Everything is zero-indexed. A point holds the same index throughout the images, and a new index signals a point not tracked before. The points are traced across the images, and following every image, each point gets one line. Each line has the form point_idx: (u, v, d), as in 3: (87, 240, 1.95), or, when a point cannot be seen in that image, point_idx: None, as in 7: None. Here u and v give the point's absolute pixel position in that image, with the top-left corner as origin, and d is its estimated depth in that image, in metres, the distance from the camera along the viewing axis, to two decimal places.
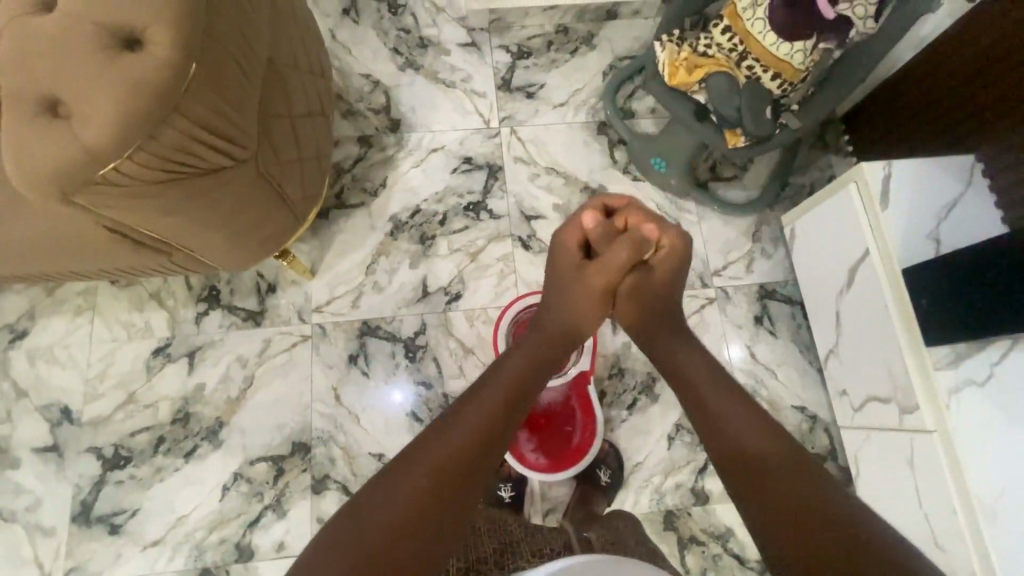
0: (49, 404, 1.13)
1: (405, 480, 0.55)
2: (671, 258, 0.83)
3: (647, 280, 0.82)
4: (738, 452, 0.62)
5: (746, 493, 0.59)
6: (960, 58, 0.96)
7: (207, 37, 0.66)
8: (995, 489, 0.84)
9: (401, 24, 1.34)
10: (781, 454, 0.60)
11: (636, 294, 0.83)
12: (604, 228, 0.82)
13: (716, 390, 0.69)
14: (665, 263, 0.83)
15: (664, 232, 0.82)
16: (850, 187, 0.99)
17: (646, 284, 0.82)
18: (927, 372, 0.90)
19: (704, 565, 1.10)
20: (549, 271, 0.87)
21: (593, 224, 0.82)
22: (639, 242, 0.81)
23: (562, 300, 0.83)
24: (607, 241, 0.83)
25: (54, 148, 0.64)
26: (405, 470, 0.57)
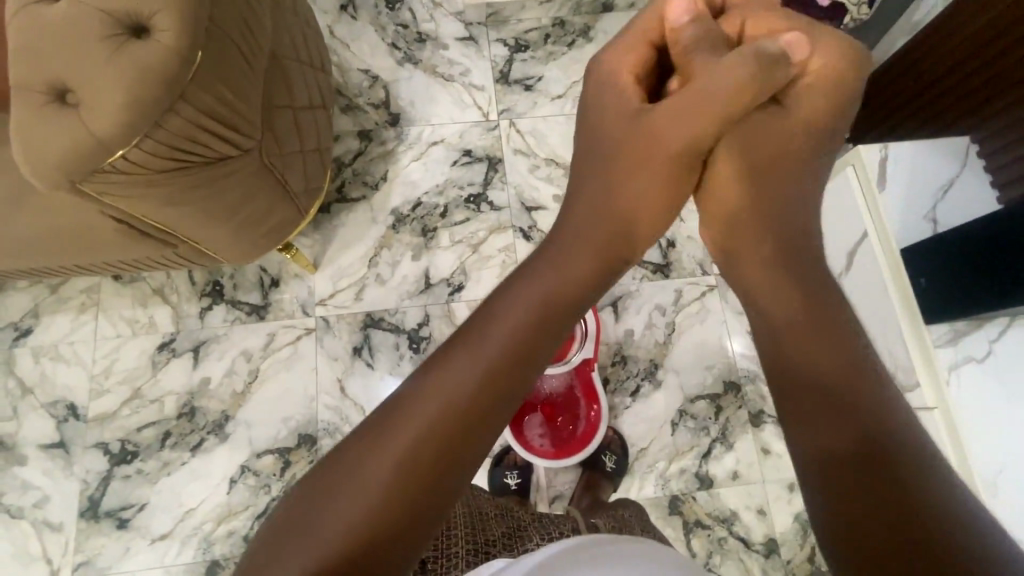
0: (55, 401, 1.14)
1: (391, 440, 0.45)
2: (819, 89, 0.63)
3: (764, 125, 0.63)
4: (819, 422, 0.48)
5: (824, 471, 0.46)
6: (954, 41, 0.96)
7: (211, 25, 0.67)
8: (998, 463, 0.85)
9: (398, 19, 1.35)
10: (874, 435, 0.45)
11: (744, 154, 0.63)
12: (702, 32, 0.63)
13: (807, 329, 0.53)
14: (793, 100, 0.63)
15: (801, 52, 0.61)
16: (848, 170, 1.01)
17: (764, 126, 0.63)
18: (926, 348, 0.92)
19: (709, 548, 1.11)
20: (617, 105, 0.65)
21: (687, 23, 0.64)
22: (774, 53, 0.59)
23: (638, 166, 0.62)
24: (708, 46, 0.63)
25: (62, 135, 0.65)
26: (419, 405, 0.47)
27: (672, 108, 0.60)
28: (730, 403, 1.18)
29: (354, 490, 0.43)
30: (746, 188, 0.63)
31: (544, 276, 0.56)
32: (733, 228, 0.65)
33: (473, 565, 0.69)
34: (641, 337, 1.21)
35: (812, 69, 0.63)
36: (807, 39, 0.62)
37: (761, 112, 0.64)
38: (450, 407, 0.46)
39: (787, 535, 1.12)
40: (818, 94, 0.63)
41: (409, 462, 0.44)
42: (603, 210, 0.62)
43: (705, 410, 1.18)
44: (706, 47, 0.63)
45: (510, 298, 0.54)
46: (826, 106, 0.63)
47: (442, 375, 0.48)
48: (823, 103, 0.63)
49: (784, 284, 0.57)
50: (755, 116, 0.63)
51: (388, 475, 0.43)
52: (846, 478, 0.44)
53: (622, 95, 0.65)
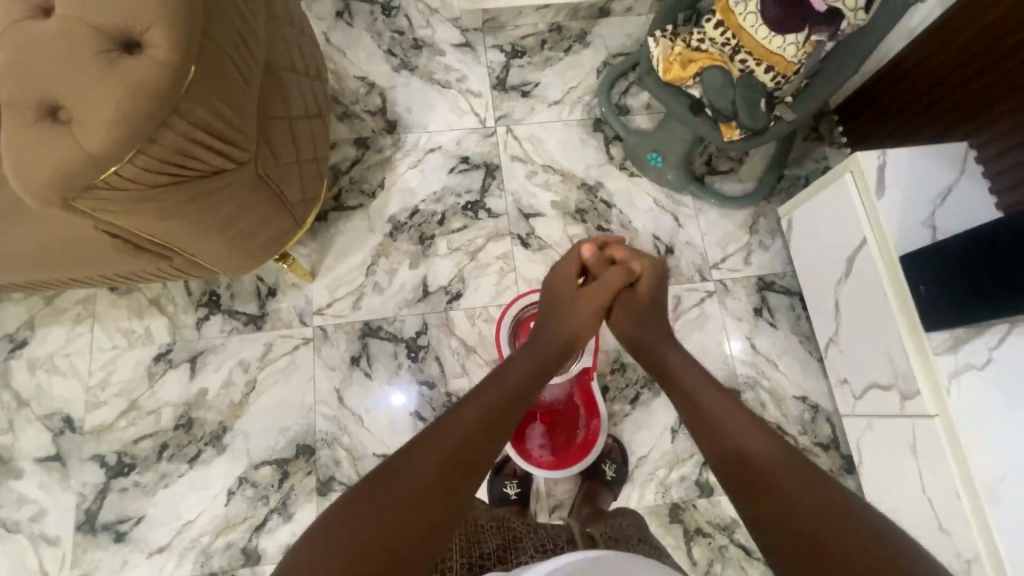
0: (52, 413, 1.13)
1: (413, 466, 0.54)
2: (655, 286, 0.93)
3: (635, 298, 0.91)
4: (736, 458, 0.60)
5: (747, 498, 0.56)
6: (949, 48, 0.98)
7: (203, 39, 0.66)
8: (998, 473, 0.85)
9: (395, 25, 1.35)
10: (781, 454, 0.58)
11: (627, 313, 0.90)
12: (598, 259, 0.94)
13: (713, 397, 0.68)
14: (651, 287, 0.92)
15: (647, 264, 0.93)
16: (847, 177, 1.00)
17: (634, 300, 0.91)
18: (926, 355, 0.91)
19: (710, 557, 1.11)
20: (548, 288, 0.94)
21: (589, 254, 0.94)
22: (626, 273, 0.91)
23: (561, 319, 0.86)
24: (600, 268, 0.94)
25: (54, 151, 0.64)
26: (433, 443, 0.57)
27: (581, 304, 0.89)
28: None
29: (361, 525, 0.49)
30: (636, 327, 0.89)
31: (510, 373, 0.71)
32: (637, 345, 0.87)
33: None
34: None
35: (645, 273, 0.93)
36: (651, 259, 0.94)
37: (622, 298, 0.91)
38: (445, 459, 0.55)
39: None
40: (654, 289, 0.93)
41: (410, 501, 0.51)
42: (542, 341, 0.82)
43: None
44: (598, 263, 0.94)
45: (484, 386, 0.67)
46: (657, 293, 0.93)
47: (432, 436, 0.57)
48: (658, 288, 0.93)
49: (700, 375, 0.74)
50: (622, 304, 0.91)
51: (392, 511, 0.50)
52: (769, 492, 0.54)
53: (546, 287, 0.95)
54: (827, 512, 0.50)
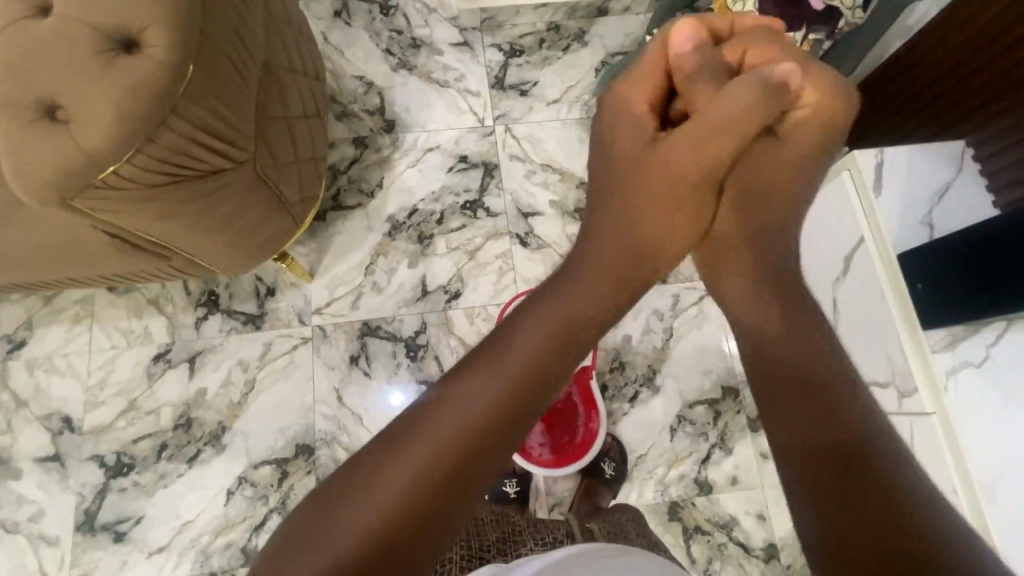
0: (50, 414, 1.13)
1: (411, 450, 0.46)
2: (810, 124, 0.68)
3: (768, 150, 0.68)
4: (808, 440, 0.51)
5: (815, 478, 0.49)
6: (947, 47, 0.96)
7: (202, 39, 0.67)
8: (995, 469, 0.85)
9: (393, 25, 1.35)
10: (861, 436, 0.50)
11: (748, 177, 0.68)
12: (706, 59, 0.69)
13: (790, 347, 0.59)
14: (799, 134, 0.68)
15: (807, 88, 0.67)
16: (845, 175, 1.01)
17: (764, 151, 0.68)
18: (924, 353, 0.91)
19: (709, 555, 1.11)
20: (608, 140, 0.70)
21: (687, 48, 0.68)
22: (770, 83, 0.62)
23: (646, 185, 0.65)
24: (712, 76, 0.68)
25: (53, 151, 0.64)
26: (439, 419, 0.47)
27: (680, 139, 0.64)
28: (728, 408, 1.18)
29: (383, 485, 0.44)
30: (752, 211, 0.68)
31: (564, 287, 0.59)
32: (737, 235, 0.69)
33: (468, 570, 0.68)
34: (638, 343, 1.20)
35: (803, 102, 0.67)
36: (816, 79, 0.67)
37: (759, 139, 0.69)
38: (481, 407, 0.48)
39: (787, 540, 1.12)
40: (805, 132, 0.68)
41: (438, 461, 0.45)
42: (613, 235, 0.64)
43: (704, 416, 1.17)
44: (711, 71, 0.68)
45: (536, 306, 0.56)
46: (817, 140, 0.69)
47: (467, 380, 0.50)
48: (818, 136, 0.69)
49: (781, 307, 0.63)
50: (754, 144, 0.68)
51: (418, 469, 0.45)
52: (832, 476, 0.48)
53: (617, 121, 0.70)
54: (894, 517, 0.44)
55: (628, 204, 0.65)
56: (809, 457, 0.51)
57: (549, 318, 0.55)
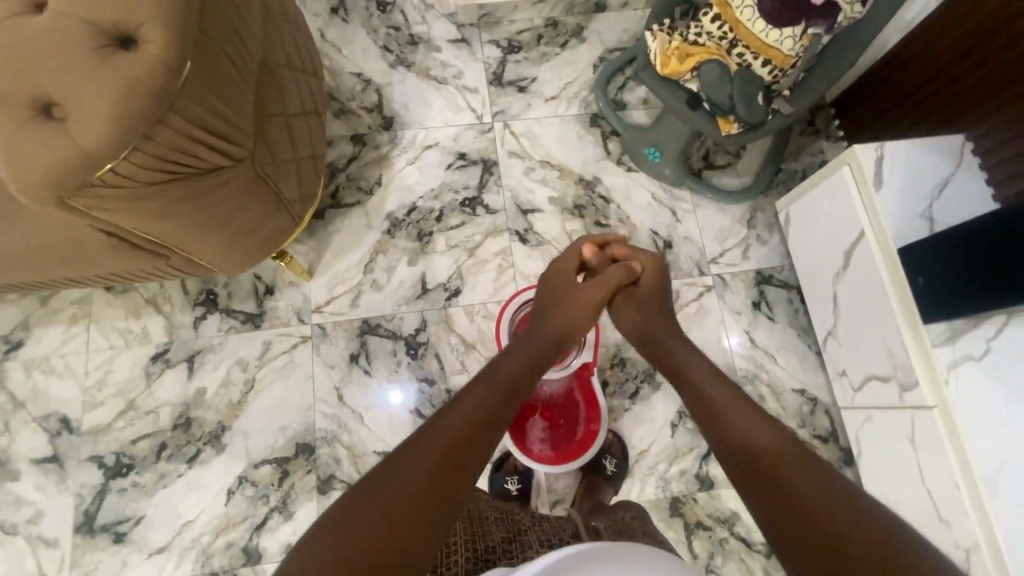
0: (48, 414, 1.12)
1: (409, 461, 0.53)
2: (657, 279, 0.95)
3: (636, 295, 0.92)
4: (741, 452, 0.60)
5: (753, 490, 0.55)
6: (949, 38, 0.97)
7: (200, 35, 0.66)
8: (996, 462, 0.86)
9: (390, 21, 1.34)
10: (789, 446, 0.57)
11: (629, 306, 0.91)
12: (596, 255, 0.97)
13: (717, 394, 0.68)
14: (653, 283, 0.94)
15: (645, 260, 0.95)
16: (844, 170, 0.99)
17: (632, 296, 0.93)
18: (925, 347, 0.91)
19: (711, 550, 1.11)
20: (548, 287, 0.95)
21: (587, 251, 0.97)
22: (628, 265, 0.93)
23: (562, 306, 0.88)
24: (598, 265, 0.97)
25: (48, 149, 0.63)
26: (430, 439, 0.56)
27: (588, 290, 0.90)
28: None
29: (361, 521, 0.48)
30: (641, 318, 0.89)
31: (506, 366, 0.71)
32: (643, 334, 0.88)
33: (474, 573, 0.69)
34: None
35: (644, 266, 0.95)
36: (649, 255, 0.97)
37: (626, 290, 0.93)
38: (444, 448, 0.55)
39: None
40: (656, 282, 0.95)
41: (412, 491, 0.50)
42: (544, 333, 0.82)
43: None
44: (599, 262, 0.97)
45: (481, 381, 0.67)
46: (661, 285, 0.94)
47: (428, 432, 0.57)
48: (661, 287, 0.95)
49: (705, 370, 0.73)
50: (627, 294, 0.92)
51: (402, 490, 0.51)
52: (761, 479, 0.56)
53: (546, 281, 0.96)
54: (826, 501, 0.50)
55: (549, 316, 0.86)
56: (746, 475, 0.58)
57: (494, 388, 0.65)
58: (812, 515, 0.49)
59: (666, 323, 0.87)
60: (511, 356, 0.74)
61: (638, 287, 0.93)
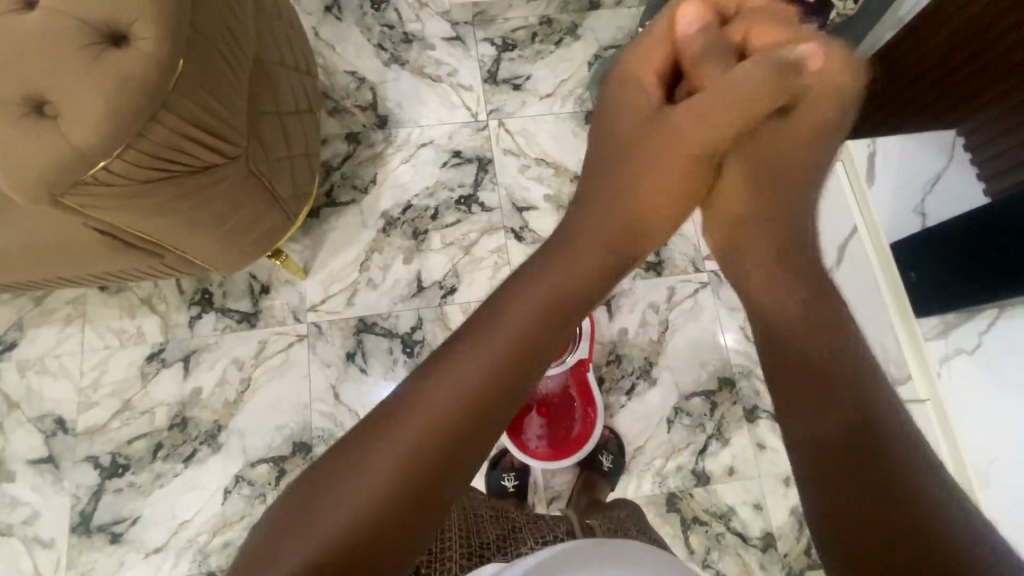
0: (43, 415, 1.12)
1: (388, 441, 0.48)
2: (824, 104, 0.66)
3: (773, 135, 0.68)
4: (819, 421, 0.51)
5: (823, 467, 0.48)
6: (936, 35, 0.98)
7: (192, 33, 0.66)
8: (988, 455, 0.86)
9: (384, 20, 1.34)
10: (860, 426, 0.49)
11: (743, 169, 0.70)
12: (710, 41, 0.69)
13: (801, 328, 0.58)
14: (811, 120, 0.67)
15: (823, 58, 0.64)
16: (838, 170, 1.05)
17: (771, 137, 0.68)
18: (916, 341, 0.93)
19: (707, 545, 1.12)
20: (615, 103, 0.73)
21: (692, 32, 0.70)
22: (789, 67, 0.62)
23: (659, 165, 0.68)
24: (710, 55, 0.69)
25: (41, 148, 0.63)
26: (413, 412, 0.49)
27: (682, 126, 0.67)
28: (725, 399, 1.18)
29: (367, 479, 0.46)
30: (750, 188, 0.71)
31: (563, 271, 0.60)
32: (741, 216, 0.72)
33: (467, 569, 0.69)
34: (635, 336, 1.21)
35: (816, 88, 0.65)
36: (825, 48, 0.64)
37: (763, 124, 0.68)
38: (465, 397, 0.49)
39: (784, 529, 1.13)
40: (814, 115, 0.67)
41: (420, 450, 0.47)
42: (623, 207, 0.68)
43: (701, 407, 1.18)
44: (721, 51, 0.69)
45: (527, 293, 0.57)
46: (812, 132, 0.68)
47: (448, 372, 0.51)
48: (818, 127, 0.68)
49: (785, 297, 0.63)
50: (754, 133, 0.69)
51: (378, 476, 0.46)
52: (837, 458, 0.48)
53: (614, 101, 0.74)
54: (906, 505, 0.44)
55: (642, 176, 0.69)
56: (825, 434, 0.50)
57: (526, 306, 0.55)
58: (875, 501, 0.45)
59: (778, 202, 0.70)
60: (575, 248, 0.63)
61: (777, 118, 0.68)
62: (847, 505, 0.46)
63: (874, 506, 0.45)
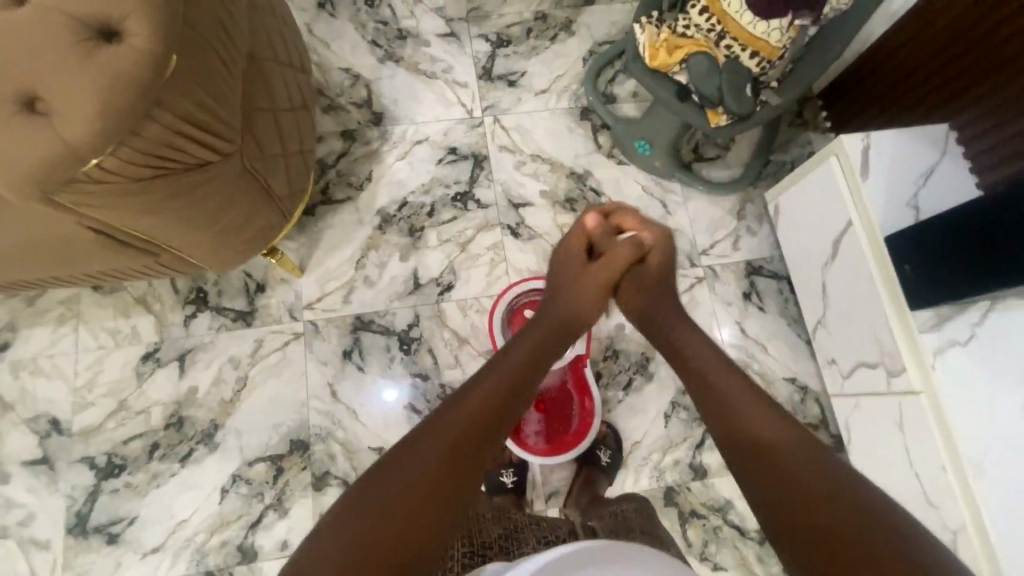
0: (37, 416, 1.11)
1: (394, 476, 0.53)
2: (666, 254, 0.94)
3: (647, 275, 0.91)
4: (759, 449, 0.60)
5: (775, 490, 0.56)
6: (932, 28, 0.98)
7: (186, 28, 0.65)
8: (982, 446, 0.87)
9: (378, 16, 1.33)
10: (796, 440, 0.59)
11: (636, 286, 0.91)
12: (604, 229, 0.95)
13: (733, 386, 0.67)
14: (663, 265, 0.93)
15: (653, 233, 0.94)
16: (832, 161, 1.01)
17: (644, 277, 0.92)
18: (911, 333, 0.93)
19: (705, 538, 1.12)
20: (556, 264, 0.96)
21: (594, 224, 0.95)
22: (638, 240, 0.91)
23: (570, 288, 0.89)
24: (605, 240, 0.95)
25: (33, 145, 0.63)
26: (413, 454, 0.55)
27: (593, 273, 0.90)
28: None
29: (378, 504, 0.51)
30: (649, 296, 0.90)
31: (509, 356, 0.71)
32: (651, 319, 0.88)
33: (469, 567, 0.70)
34: (631, 331, 1.21)
35: (659, 243, 0.93)
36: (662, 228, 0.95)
37: (635, 272, 0.92)
38: (448, 440, 0.57)
39: None
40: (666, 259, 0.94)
41: (416, 487, 0.52)
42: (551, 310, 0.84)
43: None
44: (608, 235, 0.95)
45: (483, 372, 0.67)
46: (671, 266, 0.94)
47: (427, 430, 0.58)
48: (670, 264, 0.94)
49: (717, 361, 0.72)
50: (633, 275, 0.92)
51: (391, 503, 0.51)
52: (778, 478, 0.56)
53: (555, 264, 0.96)
54: (848, 503, 0.51)
55: (559, 296, 0.87)
56: (754, 476, 0.58)
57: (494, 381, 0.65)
58: (841, 514, 0.50)
59: (676, 309, 0.87)
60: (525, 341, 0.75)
61: (646, 267, 0.92)
62: (799, 518, 0.52)
63: (823, 524, 0.50)
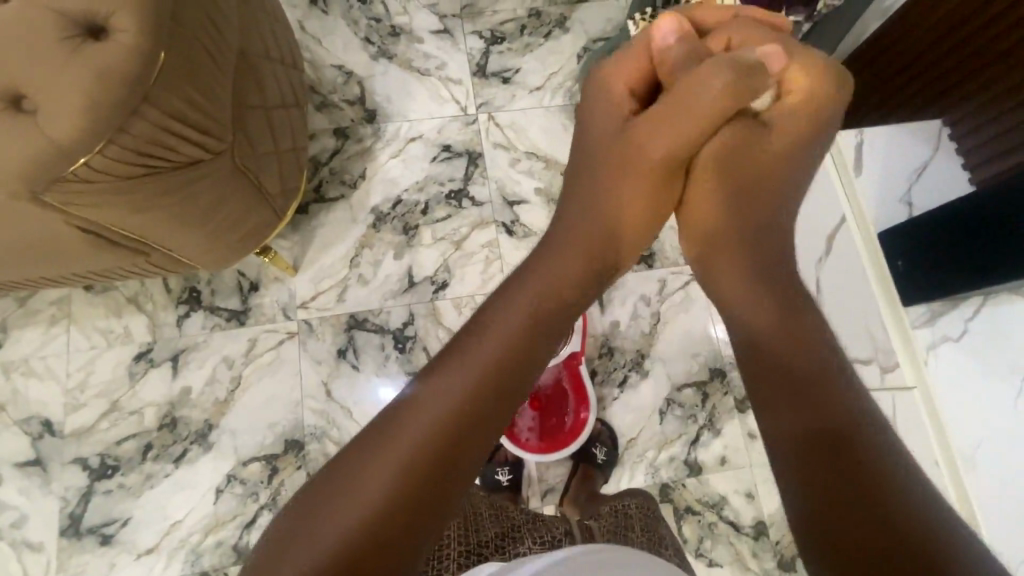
0: (29, 417, 1.10)
1: (390, 448, 0.51)
2: (782, 110, 0.74)
3: (749, 132, 0.74)
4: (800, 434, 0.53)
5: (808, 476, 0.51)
6: (924, 23, 0.93)
7: (174, 23, 0.65)
8: (973, 442, 0.88)
9: (371, 13, 1.32)
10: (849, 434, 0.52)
11: (718, 153, 0.73)
12: (686, 51, 0.73)
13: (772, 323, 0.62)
14: (777, 117, 0.74)
15: (787, 65, 0.73)
16: (826, 160, 1.04)
17: (753, 132, 0.74)
18: (904, 329, 0.95)
19: (700, 534, 1.13)
20: (596, 99, 0.78)
21: (673, 40, 0.74)
22: (741, 76, 0.68)
23: (625, 160, 0.73)
24: (684, 66, 0.73)
25: (19, 144, 0.62)
26: (410, 423, 0.53)
27: (647, 129, 0.72)
28: (716, 390, 1.19)
29: (370, 478, 0.50)
30: (728, 181, 0.73)
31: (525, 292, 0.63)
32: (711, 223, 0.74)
33: (466, 567, 0.69)
34: (627, 328, 1.21)
35: (787, 84, 0.74)
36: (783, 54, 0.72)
37: (740, 121, 0.74)
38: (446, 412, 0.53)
39: (775, 517, 1.14)
40: (789, 118, 0.74)
41: (407, 463, 0.50)
42: (598, 202, 0.73)
43: (692, 398, 1.19)
44: (688, 61, 0.73)
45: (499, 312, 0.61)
46: (793, 128, 0.75)
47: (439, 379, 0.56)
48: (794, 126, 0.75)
49: (773, 313, 0.63)
50: (728, 128, 0.73)
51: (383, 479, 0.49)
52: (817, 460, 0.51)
53: (593, 101, 0.79)
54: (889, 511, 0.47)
55: (605, 176, 0.74)
56: (782, 443, 0.55)
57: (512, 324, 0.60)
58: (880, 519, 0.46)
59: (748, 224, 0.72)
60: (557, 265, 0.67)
61: (756, 121, 0.75)
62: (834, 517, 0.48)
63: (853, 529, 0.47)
